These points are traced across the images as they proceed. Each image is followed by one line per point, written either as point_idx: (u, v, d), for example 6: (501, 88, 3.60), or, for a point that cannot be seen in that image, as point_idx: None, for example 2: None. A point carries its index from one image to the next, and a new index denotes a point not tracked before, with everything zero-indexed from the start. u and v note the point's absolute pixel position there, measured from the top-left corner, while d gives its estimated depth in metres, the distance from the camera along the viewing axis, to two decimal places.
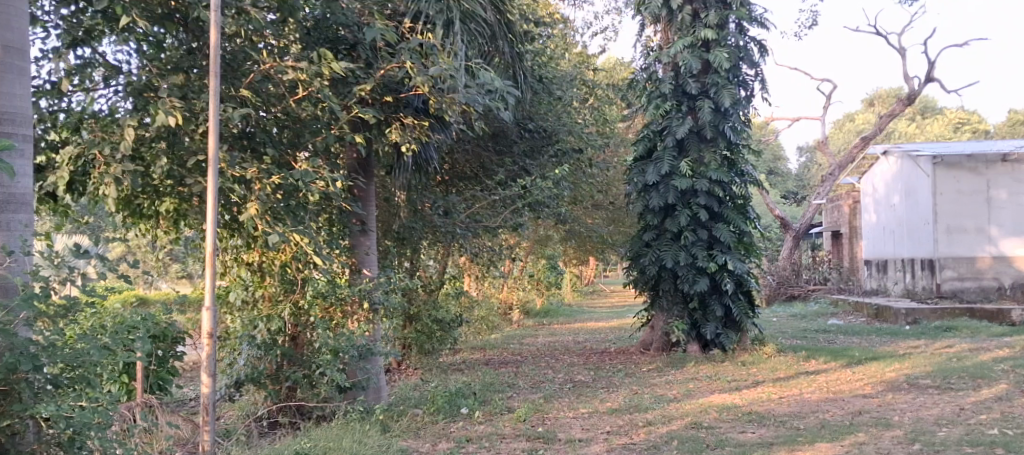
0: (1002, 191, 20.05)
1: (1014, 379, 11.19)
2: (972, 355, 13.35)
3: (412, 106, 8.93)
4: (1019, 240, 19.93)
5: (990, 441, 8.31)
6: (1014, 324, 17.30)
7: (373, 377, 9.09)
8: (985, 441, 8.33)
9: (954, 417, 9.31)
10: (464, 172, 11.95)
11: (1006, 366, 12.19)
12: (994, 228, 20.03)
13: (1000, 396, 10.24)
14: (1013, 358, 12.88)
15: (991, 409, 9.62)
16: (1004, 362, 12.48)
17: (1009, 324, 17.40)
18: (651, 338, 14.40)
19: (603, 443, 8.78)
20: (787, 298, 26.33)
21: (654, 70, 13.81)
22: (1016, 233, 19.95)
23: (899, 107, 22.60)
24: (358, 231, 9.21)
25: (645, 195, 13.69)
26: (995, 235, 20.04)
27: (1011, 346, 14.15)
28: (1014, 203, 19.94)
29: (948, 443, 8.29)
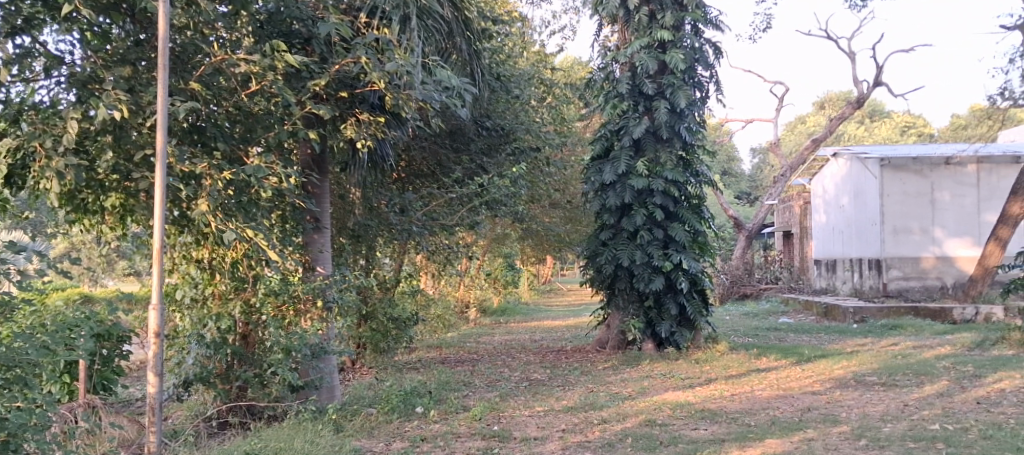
0: (946, 192, 20.52)
1: (957, 376, 11.41)
2: (917, 352, 13.60)
3: (368, 102, 8.84)
4: (962, 240, 20.43)
5: (932, 436, 8.45)
6: (957, 322, 17.62)
7: (325, 377, 8.99)
8: (928, 435, 8.47)
9: (899, 413, 9.45)
10: (420, 170, 11.87)
11: (948, 362, 12.44)
12: (939, 229, 20.45)
13: (942, 392, 10.44)
14: (956, 355, 13.14)
15: (933, 405, 9.79)
16: (947, 359, 12.74)
17: (951, 322, 17.73)
18: (606, 336, 14.44)
19: (558, 441, 8.78)
20: (739, 297, 26.51)
21: (611, 70, 13.82)
22: (958, 234, 20.45)
23: (849, 110, 22.90)
24: (311, 229, 9.08)
25: (602, 194, 13.75)
26: (939, 236, 20.46)
27: (955, 343, 14.43)
28: (956, 204, 20.45)
29: (892, 439, 8.41)
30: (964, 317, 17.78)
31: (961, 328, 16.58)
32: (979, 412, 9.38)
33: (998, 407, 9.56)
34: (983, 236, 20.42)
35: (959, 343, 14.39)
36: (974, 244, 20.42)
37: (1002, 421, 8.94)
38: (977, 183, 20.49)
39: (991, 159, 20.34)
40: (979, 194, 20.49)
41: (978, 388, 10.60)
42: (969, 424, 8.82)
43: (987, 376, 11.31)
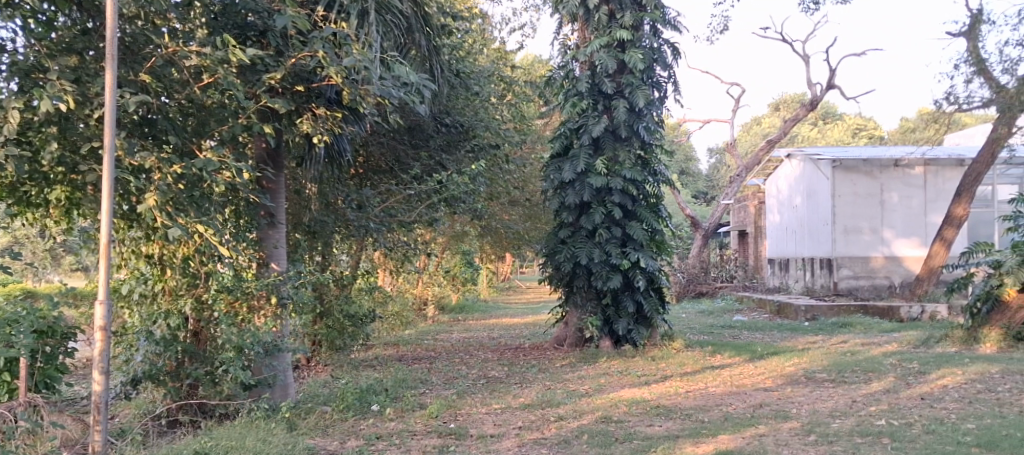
0: (894, 194, 20.84)
1: (903, 373, 11.59)
2: (865, 350, 13.79)
3: (325, 96, 8.74)
4: (909, 240, 20.78)
5: (879, 431, 8.57)
6: (904, 320, 17.89)
7: (279, 375, 8.87)
8: (874, 431, 8.59)
9: (847, 409, 9.57)
10: (379, 165, 11.78)
11: (895, 359, 12.64)
12: (887, 230, 20.80)
13: (889, 388, 10.59)
14: (902, 352, 13.36)
15: (880, 401, 9.93)
16: (894, 356, 12.93)
17: (898, 321, 17.98)
18: (564, 334, 14.47)
19: (514, 438, 8.76)
20: (695, 295, 26.65)
21: (571, 69, 13.83)
22: (906, 234, 20.80)
23: (802, 111, 23.14)
24: (265, 224, 8.94)
25: (561, 192, 13.68)
26: (888, 236, 20.81)
27: (902, 341, 14.68)
28: (904, 205, 20.78)
29: (840, 434, 8.52)
30: (910, 316, 18.02)
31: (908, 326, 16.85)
32: (923, 407, 9.53)
33: (943, 403, 9.72)
34: (930, 237, 20.79)
35: (905, 341, 14.62)
36: (920, 245, 20.80)
37: (945, 416, 9.09)
38: (924, 185, 20.81)
39: (938, 161, 20.66)
40: (925, 195, 20.81)
41: (923, 384, 10.77)
42: (914, 420, 8.95)
43: (932, 373, 11.51)
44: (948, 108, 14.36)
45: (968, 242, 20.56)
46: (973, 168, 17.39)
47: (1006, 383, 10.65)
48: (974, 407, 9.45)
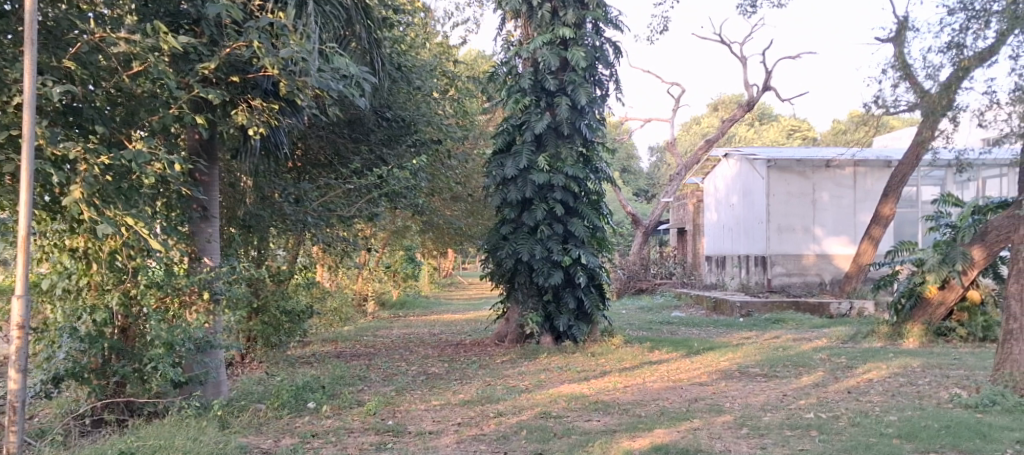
0: (825, 193, 21.25)
1: (832, 367, 11.78)
2: (796, 345, 14.00)
3: (261, 88, 8.53)
4: (839, 238, 21.22)
5: (807, 424, 8.68)
6: (834, 316, 18.21)
7: (211, 372, 8.66)
8: (803, 423, 8.69)
9: (778, 403, 9.67)
10: (317, 159, 11.55)
11: (824, 354, 12.84)
12: (818, 228, 21.20)
13: (818, 382, 10.74)
14: (831, 347, 13.60)
15: (809, 395, 10.05)
16: (823, 351, 13.15)
17: (828, 317, 18.30)
18: (505, 330, 14.44)
19: (453, 434, 8.68)
20: (635, 291, 26.78)
21: (514, 65, 13.74)
22: (836, 232, 21.24)
23: (740, 112, 23.37)
24: (198, 218, 8.75)
25: (503, 188, 13.56)
26: (818, 234, 21.21)
27: (832, 336, 14.96)
28: (834, 204, 21.19)
29: (771, 427, 8.61)
30: (840, 312, 18.37)
31: (837, 322, 17.19)
32: (849, 401, 9.68)
33: (868, 396, 9.89)
34: (859, 235, 21.26)
35: (835, 336, 14.89)
36: (850, 243, 21.26)
37: (870, 409, 9.24)
38: (853, 185, 21.26)
39: (866, 163, 21.10)
40: (855, 196, 21.25)
41: (850, 378, 10.95)
42: (841, 413, 9.09)
43: (859, 367, 11.71)
44: (876, 111, 13.70)
45: (895, 241, 21.06)
46: (900, 169, 17.69)
47: (927, 376, 10.89)
48: (897, 400, 9.62)
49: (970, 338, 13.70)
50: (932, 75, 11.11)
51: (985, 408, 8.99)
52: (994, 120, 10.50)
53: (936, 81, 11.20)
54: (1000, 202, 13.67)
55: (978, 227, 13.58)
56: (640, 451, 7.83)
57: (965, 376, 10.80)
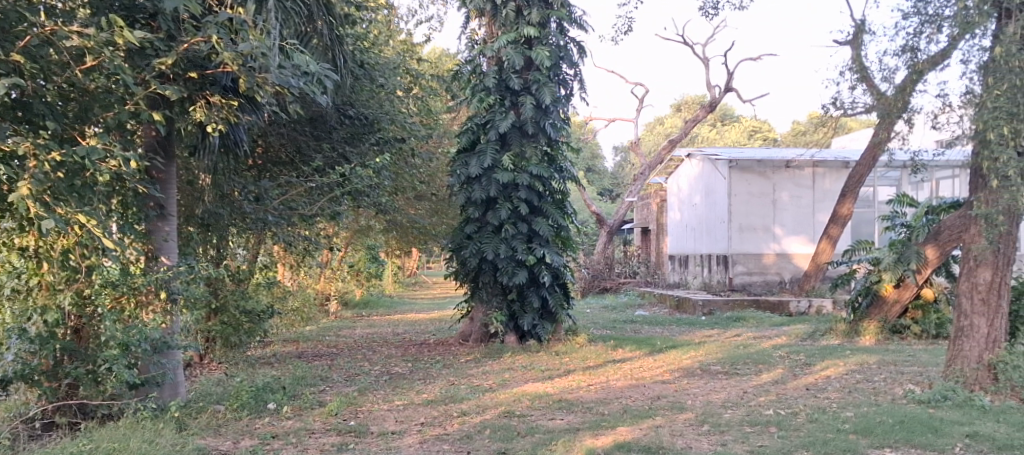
0: (786, 193, 21.41)
1: (791, 364, 11.86)
2: (756, 342, 14.09)
3: (220, 84, 8.39)
4: (799, 237, 21.40)
5: (767, 420, 8.71)
6: (793, 315, 18.35)
7: (169, 373, 8.49)
8: (763, 420, 8.73)
9: (738, 400, 9.70)
10: (278, 156, 11.42)
11: (783, 351, 12.94)
12: (778, 228, 21.38)
13: (777, 379, 10.81)
14: (790, 345, 13.69)
15: (768, 392, 10.11)
16: (783, 348, 13.24)
17: (787, 315, 18.44)
18: (470, 329, 14.37)
19: (416, 434, 8.60)
20: (599, 290, 26.83)
21: (479, 63, 13.68)
22: (796, 231, 21.41)
23: (702, 112, 23.48)
24: (155, 216, 8.56)
25: (467, 187, 13.48)
26: (778, 233, 21.40)
27: (791, 334, 15.07)
28: (794, 204, 21.36)
29: (731, 424, 8.64)
30: (799, 310, 18.55)
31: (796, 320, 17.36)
32: (807, 397, 9.74)
33: (825, 392, 9.96)
34: (818, 235, 21.46)
35: (794, 334, 15.02)
36: (809, 242, 21.45)
37: (827, 405, 9.31)
38: (812, 185, 21.45)
39: (825, 164, 21.31)
40: (813, 196, 21.46)
41: (808, 375, 11.03)
42: (799, 409, 9.14)
43: (817, 364, 11.80)
44: (834, 112, 13.28)
45: (852, 240, 21.31)
46: (857, 170, 17.83)
47: (883, 373, 11.00)
48: (853, 396, 9.70)
49: (924, 336, 13.89)
50: (888, 78, 10.90)
51: (937, 403, 9.11)
52: (947, 125, 10.26)
53: (893, 84, 10.99)
54: (952, 202, 13.78)
55: (931, 227, 13.68)
56: (603, 449, 7.81)
57: (918, 372, 10.91)
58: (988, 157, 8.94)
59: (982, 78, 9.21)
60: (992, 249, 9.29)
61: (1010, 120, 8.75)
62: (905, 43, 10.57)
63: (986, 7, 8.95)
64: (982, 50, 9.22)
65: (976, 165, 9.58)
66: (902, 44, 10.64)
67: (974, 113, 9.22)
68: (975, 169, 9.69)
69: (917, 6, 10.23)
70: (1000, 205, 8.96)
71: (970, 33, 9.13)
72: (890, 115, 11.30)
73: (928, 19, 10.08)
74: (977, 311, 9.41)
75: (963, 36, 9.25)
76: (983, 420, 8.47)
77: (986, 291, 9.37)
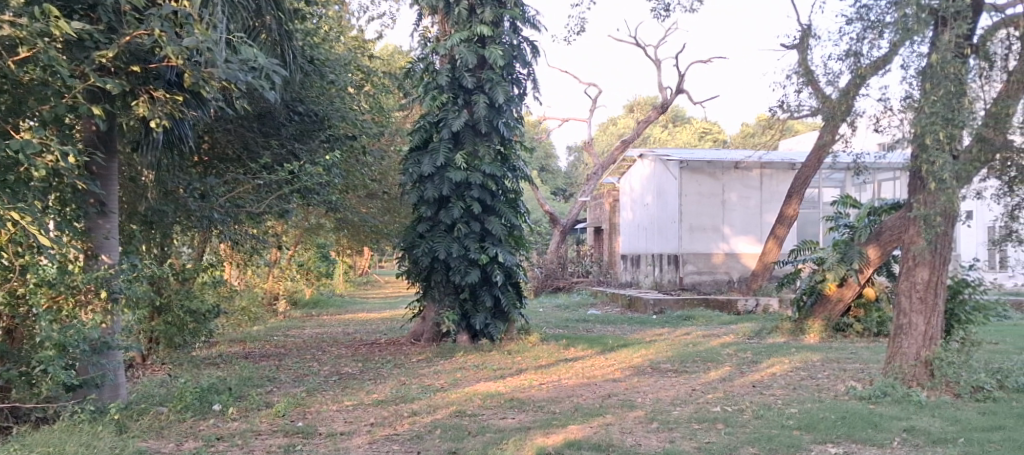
0: (735, 194, 21.61)
1: (738, 362, 11.95)
2: (705, 341, 14.16)
3: (164, 78, 8.18)
4: (747, 237, 21.62)
5: (714, 417, 8.75)
6: (742, 314, 18.51)
7: (109, 374, 8.25)
8: (710, 417, 8.76)
9: (687, 397, 9.73)
10: (225, 153, 11.20)
11: (732, 349, 13.03)
12: (727, 228, 21.58)
13: (725, 377, 10.88)
14: (737, 343, 13.80)
15: (716, 389, 10.16)
16: (730, 346, 13.33)
17: (736, 314, 18.60)
18: (421, 328, 14.26)
19: (365, 435, 8.48)
20: (552, 290, 26.82)
21: (431, 61, 13.55)
22: (745, 231, 21.63)
23: (655, 114, 23.56)
24: (95, 213, 8.32)
25: (420, 186, 13.34)
26: (727, 233, 21.59)
27: (739, 332, 15.21)
28: (743, 205, 21.57)
29: (679, 421, 8.65)
30: (746, 309, 18.73)
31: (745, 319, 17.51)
32: (754, 394, 9.80)
33: (771, 389, 10.04)
34: (765, 235, 21.71)
35: (741, 332, 15.13)
36: (757, 241, 21.68)
37: (772, 402, 9.37)
38: (760, 186, 21.68)
39: (772, 165, 21.53)
40: (761, 196, 21.70)
41: (754, 373, 11.11)
42: (745, 406, 9.19)
43: (763, 362, 11.90)
44: (780, 114, 13.24)
45: (797, 241, 21.67)
46: (803, 172, 17.94)
47: (826, 370, 11.12)
48: (797, 393, 9.78)
49: (865, 333, 14.14)
50: (832, 82, 11.00)
51: (877, 399, 9.24)
52: (889, 129, 10.45)
53: (837, 88, 11.10)
54: (893, 203, 13.87)
55: (873, 227, 13.85)
56: (553, 447, 7.77)
57: (861, 369, 11.06)
58: (925, 161, 8.94)
59: (920, 83, 9.31)
60: (930, 248, 9.42)
61: (946, 125, 8.77)
62: (849, 48, 10.69)
63: (924, 15, 8.99)
64: (920, 56, 9.33)
65: (915, 168, 9.68)
66: (845, 49, 10.77)
67: (913, 118, 9.28)
68: (913, 172, 9.81)
69: (860, 11, 10.33)
70: (936, 207, 9.04)
71: (910, 40, 9.14)
72: (834, 118, 11.35)
73: (871, 25, 10.19)
74: (915, 309, 9.55)
75: (903, 43, 9.26)
76: (919, 415, 8.59)
77: (924, 290, 9.52)
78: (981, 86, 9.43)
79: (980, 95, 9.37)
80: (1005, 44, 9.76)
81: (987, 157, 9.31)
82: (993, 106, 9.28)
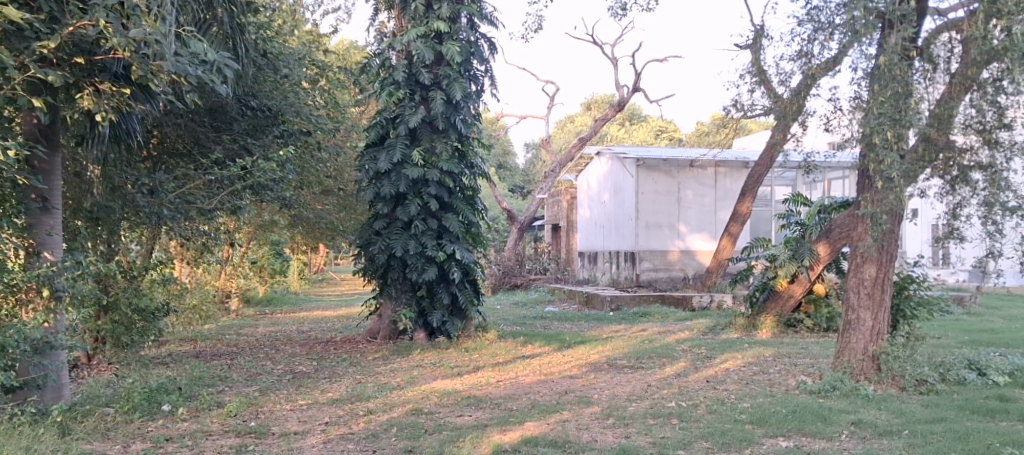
0: (690, 191, 21.73)
1: (693, 358, 11.99)
2: (660, 337, 14.20)
3: (110, 70, 7.94)
4: (702, 235, 21.76)
5: (669, 412, 8.74)
6: (697, 310, 18.60)
7: (51, 375, 8.03)
8: (664, 412, 8.75)
9: (642, 393, 9.72)
10: (175, 147, 10.94)
11: (686, 345, 13.06)
12: (682, 225, 21.70)
13: (680, 372, 10.89)
14: (693, 339, 13.84)
15: (671, 384, 10.16)
16: (685, 342, 13.37)
17: (691, 310, 18.70)
18: (378, 326, 14.12)
19: (320, 434, 8.33)
20: (510, 287, 26.72)
21: (387, 57, 13.36)
22: (699, 229, 21.77)
23: (612, 112, 23.60)
24: (37, 209, 8.08)
25: (376, 183, 13.16)
26: (683, 231, 21.71)
27: (693, 328, 15.27)
28: (698, 203, 21.69)
29: (635, 416, 8.63)
30: (701, 305, 18.85)
31: (699, 315, 17.61)
32: (708, 389, 9.82)
33: (724, 384, 10.07)
34: (720, 232, 21.86)
35: (696, 328, 15.20)
36: (711, 239, 21.82)
37: (725, 397, 9.39)
38: (714, 184, 21.80)
39: (727, 163, 21.66)
40: (716, 194, 21.82)
41: (709, 368, 11.13)
42: (699, 401, 9.20)
43: (717, 357, 11.95)
44: (734, 113, 13.27)
45: (750, 238, 21.83)
46: (756, 170, 18.06)
47: (778, 365, 11.20)
48: (750, 388, 9.83)
49: (816, 329, 14.32)
50: (784, 81, 11.07)
51: (826, 394, 9.31)
52: (839, 129, 10.53)
53: (789, 88, 11.15)
54: (843, 202, 14.00)
55: (824, 225, 13.94)
56: (510, 444, 7.70)
57: (811, 364, 11.14)
58: (874, 160, 9.00)
59: (869, 84, 9.41)
60: (877, 246, 9.51)
61: (894, 125, 8.86)
62: (800, 48, 10.77)
63: (872, 18, 9.06)
64: (868, 58, 9.40)
65: (862, 167, 9.77)
66: (797, 49, 10.83)
67: (861, 118, 9.39)
68: (861, 171, 9.90)
69: (810, 13, 10.40)
70: (884, 205, 9.10)
71: (858, 42, 9.24)
72: (786, 117, 11.39)
73: (821, 26, 10.26)
74: (863, 305, 9.63)
75: (852, 44, 9.35)
76: (867, 408, 8.66)
77: (872, 286, 9.60)
78: (926, 87, 9.48)
79: (925, 96, 9.43)
80: (948, 47, 9.78)
81: (932, 157, 9.44)
82: (937, 108, 9.41)
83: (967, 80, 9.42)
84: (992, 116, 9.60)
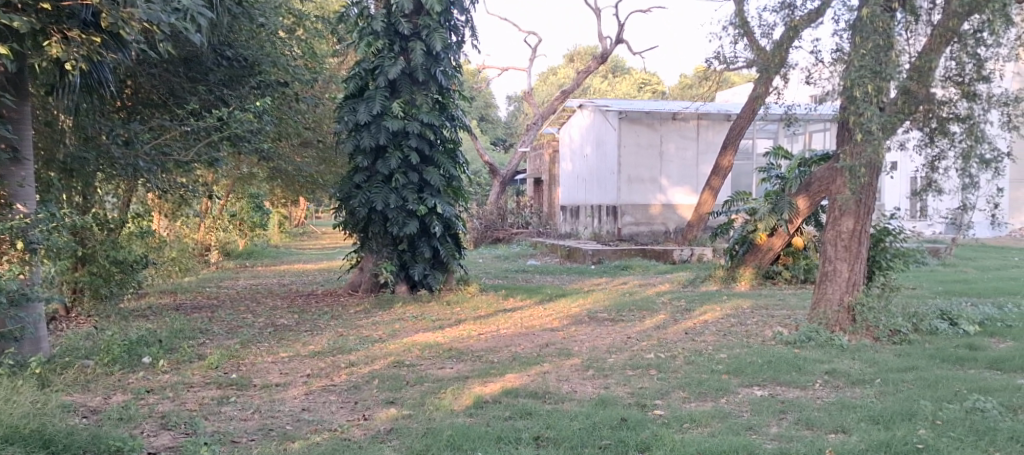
0: (672, 145, 21.72)
1: (672, 310, 12.08)
2: (640, 290, 14.30)
3: (79, 17, 7.80)
4: (683, 188, 21.82)
5: (648, 363, 8.83)
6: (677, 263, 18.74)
7: (28, 327, 7.99)
8: (643, 363, 8.83)
9: (622, 345, 9.80)
10: (149, 98, 10.89)
11: (666, 298, 13.16)
12: (664, 179, 21.74)
13: (659, 324, 10.97)
14: (672, 292, 13.96)
15: (650, 336, 10.25)
16: (665, 294, 13.48)
17: (672, 263, 18.84)
18: (359, 279, 14.10)
19: (301, 386, 8.37)
20: (492, 241, 26.73)
21: (366, 6, 13.13)
22: (681, 182, 21.83)
23: (594, 64, 23.48)
24: (8, 160, 8.00)
25: (356, 134, 13.07)
26: (664, 185, 21.76)
27: (673, 281, 15.39)
28: (680, 156, 21.71)
29: (614, 368, 8.71)
30: (681, 258, 18.99)
31: (679, 268, 17.73)
32: (686, 341, 9.92)
33: (702, 336, 10.16)
34: (701, 186, 21.92)
35: (675, 281, 15.31)
36: (692, 192, 21.91)
37: (703, 348, 9.48)
38: (696, 137, 21.78)
39: (709, 116, 21.63)
40: (697, 147, 21.82)
41: (687, 321, 11.23)
42: (677, 352, 9.29)
43: (696, 309, 12.04)
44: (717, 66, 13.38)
45: (731, 192, 21.93)
46: (738, 122, 18.02)
47: (755, 317, 11.30)
48: (728, 339, 9.93)
49: (794, 280, 14.51)
50: (767, 34, 11.07)
51: (802, 344, 9.41)
52: (819, 81, 10.54)
53: (772, 40, 11.17)
54: (823, 155, 14.00)
55: (804, 178, 13.97)
56: (491, 395, 7.77)
57: (789, 315, 11.26)
58: (853, 112, 9.03)
59: (850, 35, 9.43)
60: (855, 199, 9.56)
61: (874, 78, 8.87)
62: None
63: None
64: (850, 10, 9.43)
65: (842, 119, 9.79)
66: (780, 1, 10.82)
67: (842, 70, 9.39)
68: (841, 123, 9.90)
69: None
70: (862, 158, 9.14)
71: None
72: (768, 70, 11.38)
73: None
74: (840, 257, 9.71)
75: None
76: (841, 358, 8.77)
77: (849, 239, 9.68)
78: (907, 39, 9.52)
79: (905, 48, 9.45)
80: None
81: (911, 110, 9.40)
82: (917, 60, 9.37)
83: (948, 32, 9.32)
84: (971, 68, 9.57)
